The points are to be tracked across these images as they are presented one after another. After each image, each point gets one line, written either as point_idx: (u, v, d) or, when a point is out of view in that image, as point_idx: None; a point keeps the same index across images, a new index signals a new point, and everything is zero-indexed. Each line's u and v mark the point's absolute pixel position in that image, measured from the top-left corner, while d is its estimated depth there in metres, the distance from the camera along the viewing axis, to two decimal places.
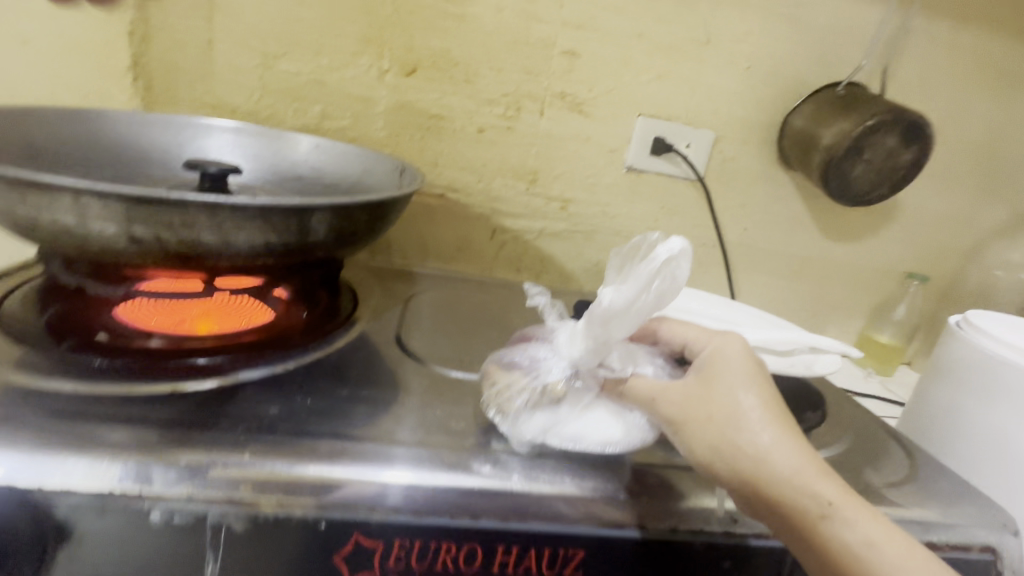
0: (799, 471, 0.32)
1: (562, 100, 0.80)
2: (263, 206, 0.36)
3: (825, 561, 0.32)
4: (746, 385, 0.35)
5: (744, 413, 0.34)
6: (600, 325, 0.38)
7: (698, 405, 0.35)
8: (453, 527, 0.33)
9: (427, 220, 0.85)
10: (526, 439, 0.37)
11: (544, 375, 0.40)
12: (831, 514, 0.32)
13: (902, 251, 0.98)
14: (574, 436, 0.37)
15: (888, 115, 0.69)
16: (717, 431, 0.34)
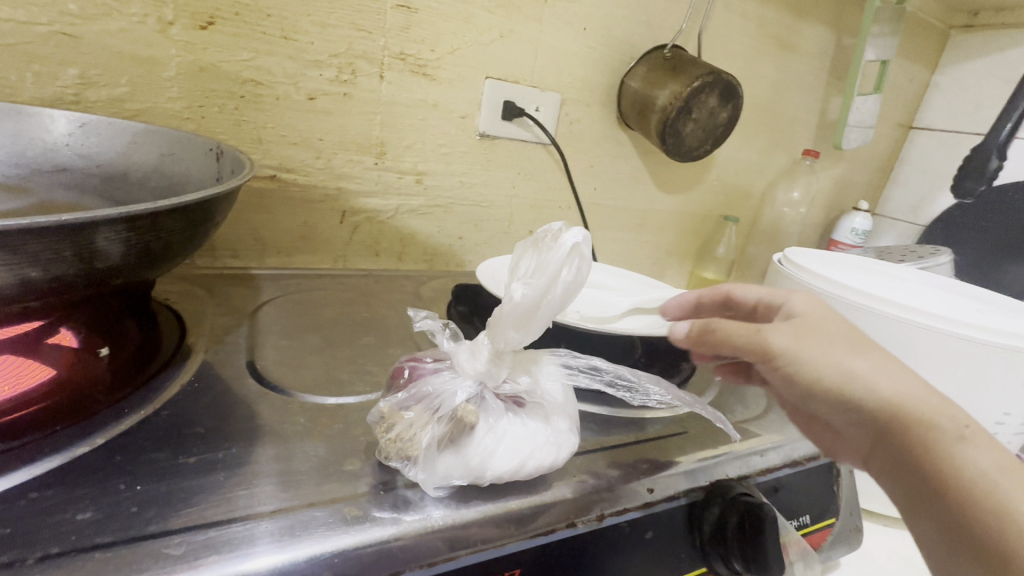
0: (920, 392, 0.35)
1: (402, 61, 0.72)
2: (6, 232, 0.24)
3: (951, 482, 0.32)
4: (852, 329, 0.38)
5: (855, 345, 0.37)
6: (505, 327, 0.34)
7: (813, 335, 0.37)
8: None
9: (258, 208, 0.71)
10: (444, 482, 0.29)
11: (447, 398, 0.31)
12: (963, 434, 0.33)
13: (718, 198, 1.12)
14: (501, 466, 0.30)
15: (710, 77, 0.76)
16: (836, 357, 0.36)
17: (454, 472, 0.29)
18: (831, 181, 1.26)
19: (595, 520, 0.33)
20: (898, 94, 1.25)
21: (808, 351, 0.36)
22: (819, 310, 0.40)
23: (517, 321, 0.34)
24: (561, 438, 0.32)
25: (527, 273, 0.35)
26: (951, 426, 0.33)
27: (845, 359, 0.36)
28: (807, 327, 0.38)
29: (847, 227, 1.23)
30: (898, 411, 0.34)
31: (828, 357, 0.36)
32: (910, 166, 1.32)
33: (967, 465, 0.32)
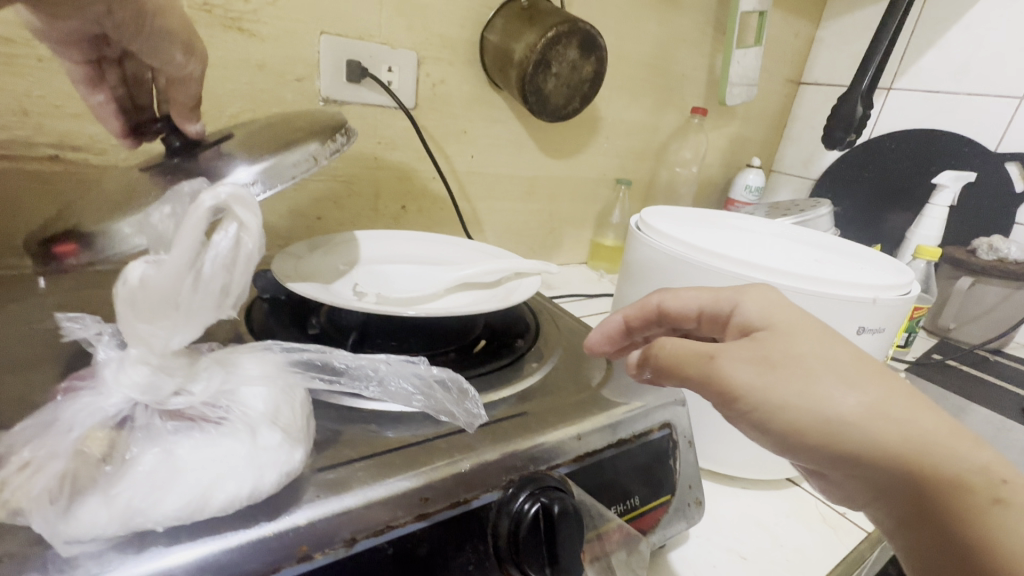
0: (944, 442, 0.29)
1: (207, 13, 0.61)
2: None
3: (976, 552, 0.28)
4: (836, 346, 0.33)
5: (837, 377, 0.31)
6: (143, 320, 0.30)
7: (785, 362, 0.33)
8: None
9: (42, 195, 0.60)
10: (77, 535, 0.24)
11: (77, 426, 0.27)
12: (1005, 497, 0.28)
13: (611, 160, 1.08)
14: (167, 500, 0.25)
15: (565, 25, 0.69)
16: (820, 398, 0.31)
17: (111, 517, 0.25)
18: (726, 139, 1.26)
19: (342, 547, 0.28)
20: (784, 48, 1.24)
21: (772, 391, 0.32)
22: (778, 316, 0.35)
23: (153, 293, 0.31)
24: (263, 454, 0.28)
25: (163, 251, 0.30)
26: (983, 485, 0.28)
27: (826, 401, 0.31)
28: (767, 353, 0.33)
29: (741, 185, 1.23)
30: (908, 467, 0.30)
31: (806, 399, 0.31)
32: (800, 122, 1.33)
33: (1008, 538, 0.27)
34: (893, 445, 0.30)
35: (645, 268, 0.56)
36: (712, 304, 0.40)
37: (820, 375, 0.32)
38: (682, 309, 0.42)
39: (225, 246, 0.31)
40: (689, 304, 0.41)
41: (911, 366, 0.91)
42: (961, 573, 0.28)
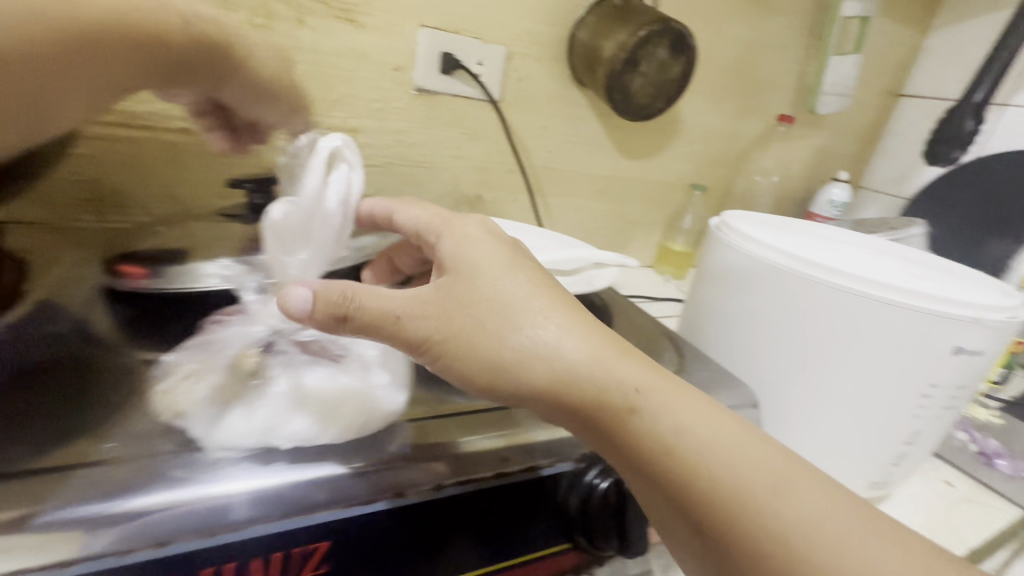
0: (649, 398, 0.34)
1: (323, 4, 0.66)
2: None
3: (697, 481, 0.32)
4: (528, 292, 0.36)
5: (535, 322, 0.35)
6: (276, 239, 0.37)
7: (458, 310, 0.35)
8: (138, 560, 0.25)
9: (170, 162, 0.67)
10: (221, 443, 0.29)
11: (231, 346, 0.33)
12: (637, 406, 0.33)
13: (687, 164, 1.06)
14: (302, 419, 0.30)
15: (657, 24, 0.70)
16: (506, 342, 0.34)
17: (261, 424, 0.30)
18: (811, 150, 1.20)
19: (429, 490, 0.30)
20: (885, 57, 1.17)
21: (484, 333, 0.34)
22: (488, 272, 0.37)
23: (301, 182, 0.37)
24: (375, 393, 0.33)
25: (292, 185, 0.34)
26: (674, 435, 0.33)
27: (522, 349, 0.34)
28: (459, 302, 0.35)
29: (824, 199, 1.17)
30: (604, 406, 0.33)
31: (498, 345, 0.34)
32: (896, 136, 1.25)
33: (688, 453, 0.32)
34: (601, 393, 0.34)
35: (722, 270, 0.56)
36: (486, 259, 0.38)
37: (519, 332, 0.35)
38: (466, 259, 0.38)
39: (343, 178, 0.38)
40: (472, 249, 0.38)
41: (1006, 404, 0.84)
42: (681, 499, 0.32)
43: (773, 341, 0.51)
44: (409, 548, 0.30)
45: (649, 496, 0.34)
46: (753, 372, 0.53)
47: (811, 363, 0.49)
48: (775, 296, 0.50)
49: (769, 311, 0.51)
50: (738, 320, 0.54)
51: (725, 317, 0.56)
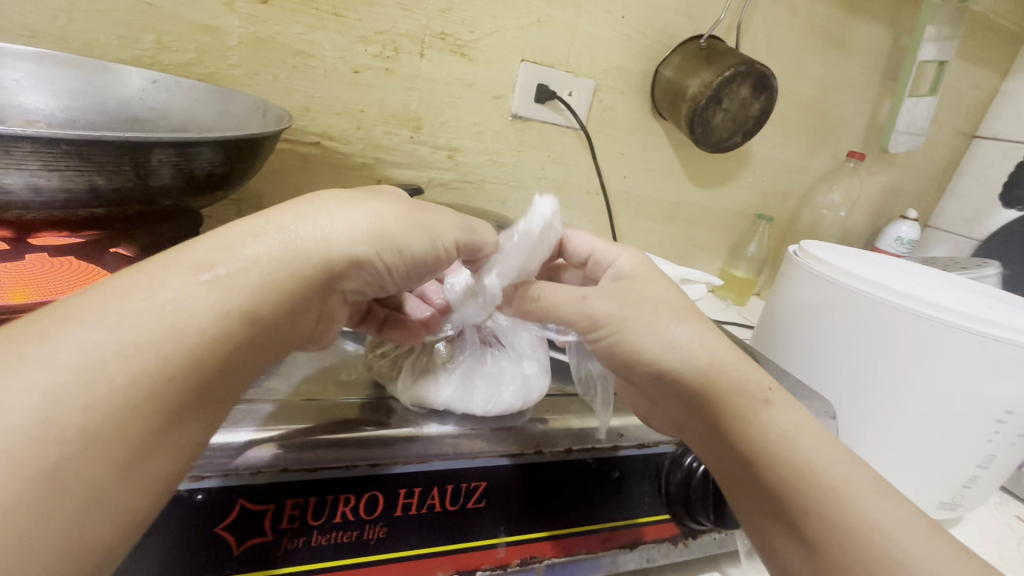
0: (782, 423, 0.35)
1: (442, 40, 0.76)
2: (81, 140, 0.29)
3: (821, 516, 0.33)
4: (670, 291, 0.40)
5: (674, 313, 0.38)
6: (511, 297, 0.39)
7: (638, 301, 0.38)
8: (352, 478, 0.31)
9: (300, 171, 0.77)
10: (416, 398, 0.36)
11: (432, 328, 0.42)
12: (771, 400, 0.36)
13: (755, 195, 1.10)
14: (477, 398, 0.36)
15: (742, 67, 0.77)
16: (656, 331, 0.37)
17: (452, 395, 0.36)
18: (879, 186, 1.22)
19: (560, 451, 0.37)
20: (961, 99, 1.18)
21: (652, 321, 0.37)
22: (640, 272, 0.41)
23: (424, 210, 0.35)
24: (531, 380, 0.39)
25: (358, 216, 0.32)
26: (801, 464, 0.34)
27: (667, 331, 0.37)
28: (630, 290, 0.38)
29: (891, 236, 1.17)
30: (738, 397, 0.36)
31: (653, 332, 0.37)
32: (969, 177, 1.25)
33: (805, 451, 0.34)
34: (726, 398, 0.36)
35: (806, 295, 0.60)
36: (602, 252, 0.44)
37: (668, 324, 0.37)
38: (577, 251, 0.45)
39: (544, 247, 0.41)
40: (582, 246, 0.45)
41: None
42: (803, 532, 0.33)
43: (856, 361, 0.54)
44: (540, 495, 0.37)
45: (760, 509, 0.36)
46: (832, 392, 0.57)
47: (893, 385, 0.52)
48: (860, 320, 0.54)
49: (852, 333, 0.55)
50: (819, 339, 0.58)
51: (806, 338, 0.60)
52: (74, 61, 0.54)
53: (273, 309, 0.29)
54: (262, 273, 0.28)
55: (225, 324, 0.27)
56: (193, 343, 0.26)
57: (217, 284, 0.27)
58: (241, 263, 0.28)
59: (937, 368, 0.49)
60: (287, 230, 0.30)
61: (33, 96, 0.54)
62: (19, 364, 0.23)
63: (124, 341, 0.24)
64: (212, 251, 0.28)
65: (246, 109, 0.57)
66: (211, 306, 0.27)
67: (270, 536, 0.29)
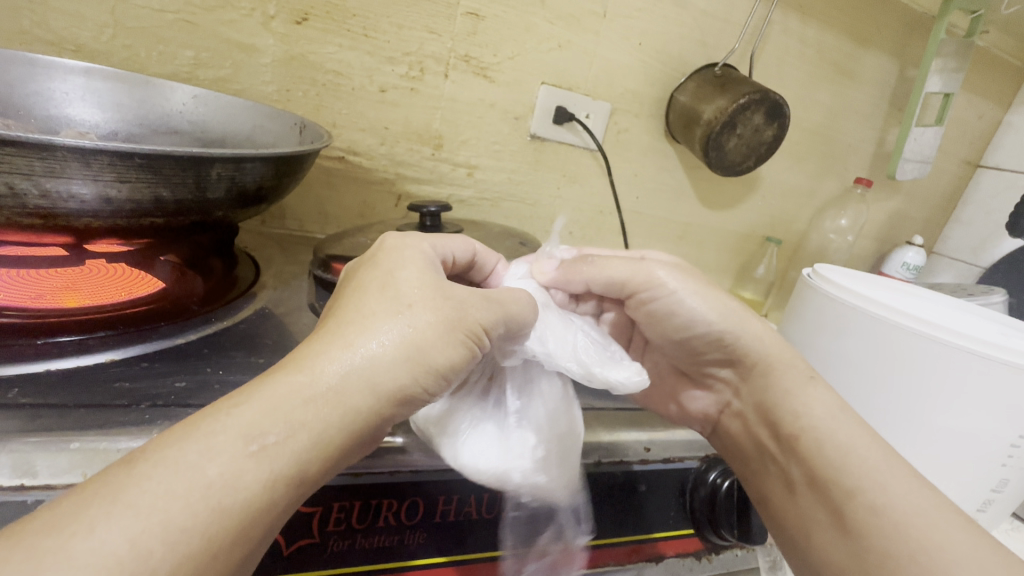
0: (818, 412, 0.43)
1: (466, 62, 0.78)
2: (153, 156, 0.31)
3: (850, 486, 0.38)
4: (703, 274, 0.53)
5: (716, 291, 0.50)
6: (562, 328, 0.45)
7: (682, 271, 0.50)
8: (396, 484, 0.34)
9: (324, 184, 0.79)
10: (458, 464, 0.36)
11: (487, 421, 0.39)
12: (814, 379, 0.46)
13: (764, 218, 1.12)
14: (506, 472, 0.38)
15: (756, 95, 0.80)
16: (711, 295, 0.49)
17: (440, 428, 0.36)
18: (886, 213, 1.24)
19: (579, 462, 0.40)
20: (965, 130, 1.21)
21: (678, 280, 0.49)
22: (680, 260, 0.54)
23: (458, 304, 0.34)
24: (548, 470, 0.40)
25: (414, 335, 0.31)
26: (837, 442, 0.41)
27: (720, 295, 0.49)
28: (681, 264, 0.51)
29: (897, 261, 1.18)
30: (786, 369, 0.47)
31: (704, 295, 0.49)
32: (973, 206, 1.27)
33: (833, 426, 0.42)
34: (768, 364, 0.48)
35: (820, 316, 0.62)
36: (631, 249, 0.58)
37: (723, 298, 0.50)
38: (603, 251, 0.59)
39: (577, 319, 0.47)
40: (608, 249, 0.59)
41: None
42: (841, 506, 0.38)
43: (872, 385, 0.55)
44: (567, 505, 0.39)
45: (803, 493, 0.42)
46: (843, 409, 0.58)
47: (911, 409, 0.53)
48: (876, 341, 0.55)
49: (870, 357, 0.56)
50: (836, 361, 0.59)
51: (819, 357, 0.61)
52: (121, 75, 0.56)
53: (322, 468, 0.28)
54: (307, 435, 0.27)
55: (271, 493, 0.26)
56: (234, 524, 0.24)
57: (264, 454, 0.26)
58: (285, 423, 0.27)
59: (956, 394, 0.50)
60: (327, 376, 0.29)
61: (80, 106, 0.57)
62: (56, 561, 0.20)
63: (185, 525, 0.23)
64: (260, 414, 0.27)
65: (281, 125, 0.60)
66: (264, 482, 0.25)
67: (317, 539, 0.32)
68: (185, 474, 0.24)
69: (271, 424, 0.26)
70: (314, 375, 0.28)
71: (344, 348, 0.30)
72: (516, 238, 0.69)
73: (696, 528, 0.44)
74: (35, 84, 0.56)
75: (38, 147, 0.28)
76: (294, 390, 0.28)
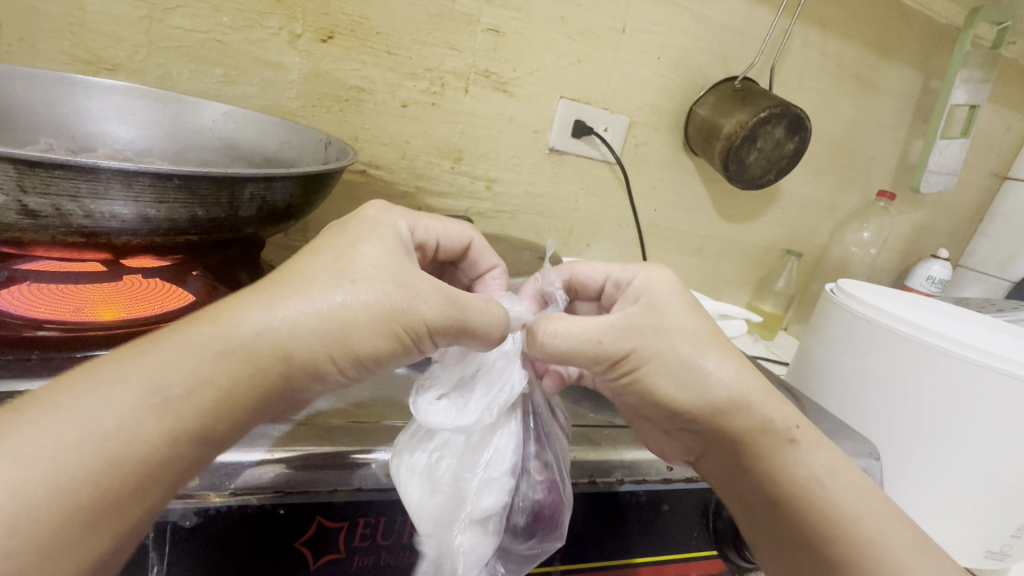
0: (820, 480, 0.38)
1: (486, 78, 0.79)
2: (190, 177, 0.32)
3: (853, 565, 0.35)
4: (698, 321, 0.41)
5: (697, 346, 0.40)
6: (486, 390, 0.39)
7: (651, 334, 0.40)
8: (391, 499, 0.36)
9: (345, 197, 0.80)
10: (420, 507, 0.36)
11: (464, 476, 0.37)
12: (797, 439, 0.39)
13: (784, 230, 1.11)
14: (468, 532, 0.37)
15: (777, 108, 0.80)
16: (687, 355, 0.40)
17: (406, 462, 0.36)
18: (909, 226, 1.22)
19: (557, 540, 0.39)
20: (991, 142, 1.18)
21: (672, 351, 0.39)
22: (659, 291, 0.42)
23: (409, 294, 0.33)
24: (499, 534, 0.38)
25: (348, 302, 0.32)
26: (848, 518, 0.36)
27: (695, 358, 0.40)
28: (638, 321, 0.40)
29: (922, 275, 1.15)
30: (760, 436, 0.39)
31: (674, 369, 0.39)
32: (1001, 219, 1.24)
33: (836, 492, 0.37)
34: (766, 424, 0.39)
35: (845, 332, 0.61)
36: (617, 272, 0.47)
37: (707, 355, 0.40)
38: (591, 278, 0.49)
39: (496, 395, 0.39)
40: (596, 273, 0.49)
41: None
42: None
43: (897, 402, 0.55)
44: (588, 523, 0.41)
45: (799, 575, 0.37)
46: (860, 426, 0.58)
47: (941, 431, 0.51)
48: (902, 360, 0.54)
49: (894, 374, 0.55)
50: (859, 379, 0.58)
51: (843, 372, 0.60)
52: (155, 94, 0.58)
53: (228, 423, 0.30)
54: (210, 387, 0.29)
55: (169, 447, 0.28)
56: (129, 473, 0.26)
57: (166, 408, 0.27)
58: (199, 373, 0.28)
59: (983, 412, 0.49)
60: (250, 332, 0.30)
61: (116, 124, 0.59)
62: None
63: (76, 439, 0.26)
64: (166, 365, 0.28)
65: (306, 140, 0.61)
66: (162, 429, 0.27)
67: (342, 553, 0.35)
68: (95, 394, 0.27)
69: (181, 366, 0.28)
70: (233, 342, 0.30)
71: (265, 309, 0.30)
72: (535, 252, 0.69)
73: (720, 548, 0.45)
74: (72, 102, 0.58)
75: (82, 171, 0.29)
76: (205, 347, 0.29)
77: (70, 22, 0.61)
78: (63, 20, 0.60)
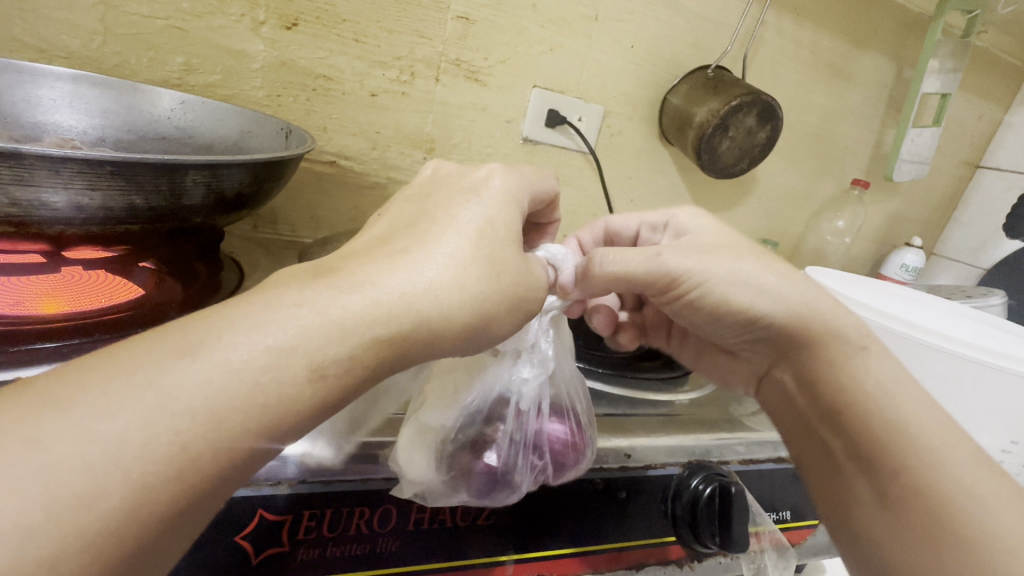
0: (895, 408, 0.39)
1: (457, 66, 0.78)
2: (124, 163, 0.31)
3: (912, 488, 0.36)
4: (749, 254, 0.46)
5: (760, 263, 0.45)
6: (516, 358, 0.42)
7: (701, 257, 0.45)
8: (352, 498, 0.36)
9: (315, 189, 0.79)
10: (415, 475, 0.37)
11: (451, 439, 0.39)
12: (864, 348, 0.42)
13: (761, 220, 1.11)
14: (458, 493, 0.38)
15: (748, 97, 0.80)
16: (749, 272, 0.44)
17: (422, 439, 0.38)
18: (884, 214, 1.23)
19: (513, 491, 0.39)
20: (963, 131, 1.20)
21: (722, 273, 0.44)
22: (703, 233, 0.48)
23: (534, 258, 0.36)
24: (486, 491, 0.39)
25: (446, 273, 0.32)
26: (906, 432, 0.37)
27: (754, 275, 0.44)
28: (692, 250, 0.45)
29: (896, 263, 1.17)
30: (832, 340, 0.43)
31: (741, 280, 0.44)
32: (973, 207, 1.26)
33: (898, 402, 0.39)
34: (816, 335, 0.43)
35: None
36: (651, 220, 0.54)
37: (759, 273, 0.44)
38: (625, 224, 0.57)
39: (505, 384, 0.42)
40: (632, 222, 0.56)
41: None
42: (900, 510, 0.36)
43: None
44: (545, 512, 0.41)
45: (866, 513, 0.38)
46: None
47: None
48: None
49: None
50: None
51: None
52: (107, 82, 0.57)
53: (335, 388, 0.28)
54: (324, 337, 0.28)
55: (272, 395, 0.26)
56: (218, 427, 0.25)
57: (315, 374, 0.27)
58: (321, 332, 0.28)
59: (957, 403, 0.50)
60: (387, 292, 0.30)
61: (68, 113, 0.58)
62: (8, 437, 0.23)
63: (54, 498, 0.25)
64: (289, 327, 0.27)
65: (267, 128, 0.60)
66: (314, 395, 0.27)
67: (286, 546, 0.34)
68: (102, 427, 0.23)
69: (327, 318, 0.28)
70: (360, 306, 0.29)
71: (411, 266, 0.31)
72: None
73: (678, 535, 0.45)
74: (21, 91, 0.56)
75: (5, 157, 0.28)
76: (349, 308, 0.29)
77: (19, 8, 0.59)
78: (11, 6, 0.58)
